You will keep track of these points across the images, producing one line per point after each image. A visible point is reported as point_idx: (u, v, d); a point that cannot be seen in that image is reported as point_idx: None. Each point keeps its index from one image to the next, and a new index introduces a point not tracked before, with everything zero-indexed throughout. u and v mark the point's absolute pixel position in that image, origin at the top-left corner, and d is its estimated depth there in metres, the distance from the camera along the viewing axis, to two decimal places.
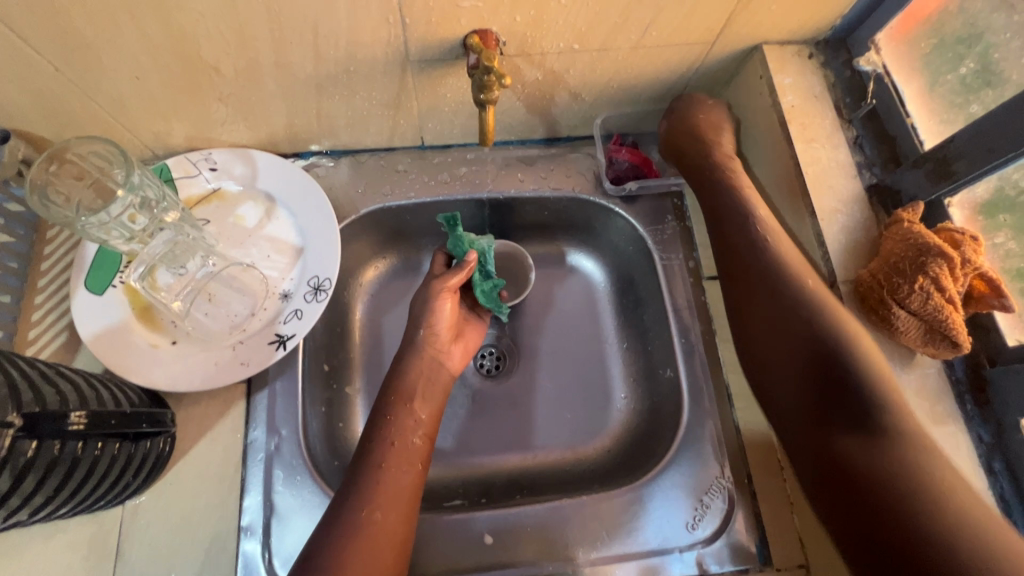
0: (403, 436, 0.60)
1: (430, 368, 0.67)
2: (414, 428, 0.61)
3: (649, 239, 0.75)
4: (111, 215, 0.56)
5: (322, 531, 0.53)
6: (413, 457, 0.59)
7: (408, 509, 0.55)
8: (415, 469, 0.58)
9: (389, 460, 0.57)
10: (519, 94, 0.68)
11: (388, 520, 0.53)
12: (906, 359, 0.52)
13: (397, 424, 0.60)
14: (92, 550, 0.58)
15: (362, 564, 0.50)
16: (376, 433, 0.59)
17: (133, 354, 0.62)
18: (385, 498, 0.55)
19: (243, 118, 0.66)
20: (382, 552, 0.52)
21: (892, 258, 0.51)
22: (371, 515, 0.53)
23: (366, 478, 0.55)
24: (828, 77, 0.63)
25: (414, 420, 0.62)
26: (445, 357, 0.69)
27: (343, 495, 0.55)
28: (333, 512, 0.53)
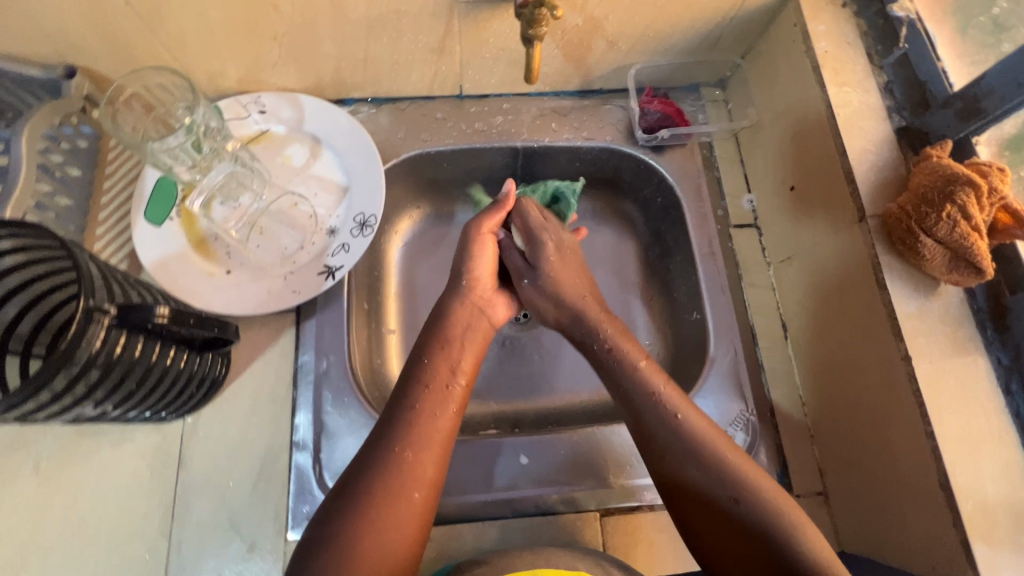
0: (442, 379, 0.59)
1: (469, 315, 0.65)
2: (453, 373, 0.60)
3: (678, 187, 0.78)
4: (177, 142, 0.59)
5: (359, 465, 0.52)
6: (451, 401, 0.58)
7: (440, 452, 0.54)
8: (452, 413, 0.57)
9: (425, 402, 0.56)
10: (558, 41, 0.70)
11: (420, 460, 0.52)
12: (931, 288, 0.55)
13: (437, 366, 0.60)
14: (155, 460, 0.62)
15: (391, 499, 0.50)
16: (415, 375, 0.58)
17: (192, 281, 0.65)
18: (416, 440, 0.53)
19: (293, 60, 0.69)
20: (411, 491, 0.51)
21: (921, 189, 0.54)
22: (401, 455, 0.52)
23: (402, 417, 0.55)
24: (861, 25, 0.65)
25: (450, 365, 0.60)
26: (485, 306, 0.67)
27: (377, 436, 0.54)
28: (367, 450, 0.53)
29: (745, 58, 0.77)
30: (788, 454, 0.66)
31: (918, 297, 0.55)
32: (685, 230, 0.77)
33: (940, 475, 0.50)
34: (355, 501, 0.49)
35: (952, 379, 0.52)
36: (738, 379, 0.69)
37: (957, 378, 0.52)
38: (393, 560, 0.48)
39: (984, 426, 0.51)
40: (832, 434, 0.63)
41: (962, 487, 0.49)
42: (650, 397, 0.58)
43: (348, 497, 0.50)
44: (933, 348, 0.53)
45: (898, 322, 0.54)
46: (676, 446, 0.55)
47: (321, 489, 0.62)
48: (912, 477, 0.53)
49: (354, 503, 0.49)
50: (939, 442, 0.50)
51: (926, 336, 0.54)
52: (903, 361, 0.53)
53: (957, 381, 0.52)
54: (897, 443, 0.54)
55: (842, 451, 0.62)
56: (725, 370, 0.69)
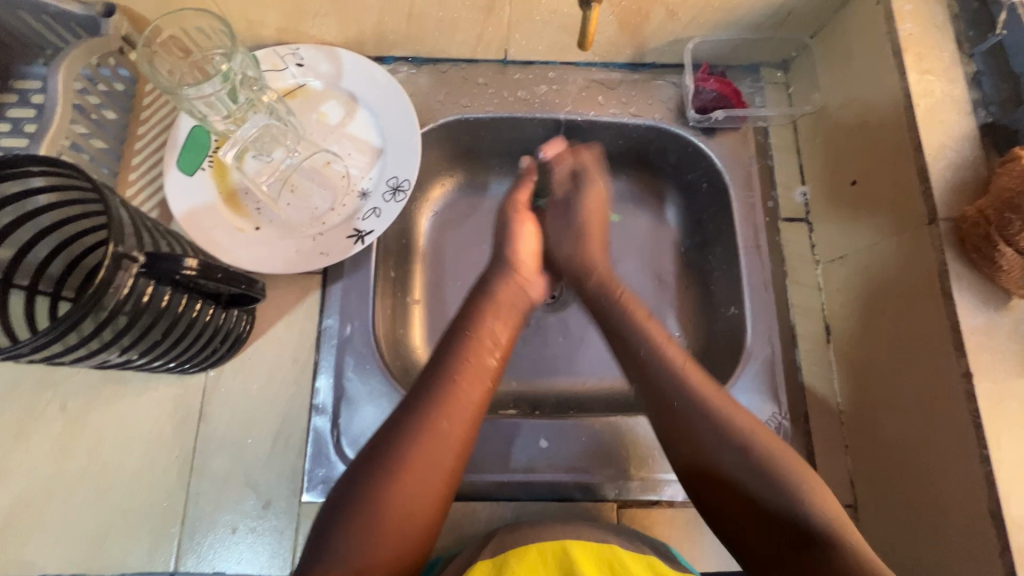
0: (478, 354, 0.57)
1: (512, 291, 0.64)
2: (490, 350, 0.58)
3: (727, 173, 0.73)
4: (211, 90, 0.57)
5: (392, 427, 0.52)
6: (483, 376, 0.56)
7: (470, 423, 0.53)
8: (484, 386, 0.56)
9: (464, 373, 0.55)
10: (614, 6, 0.66)
11: (449, 430, 0.52)
12: (1002, 302, 0.51)
13: (476, 340, 0.58)
14: (178, 410, 0.62)
15: (420, 465, 0.50)
16: (452, 349, 0.57)
17: (220, 234, 0.64)
18: (452, 410, 0.53)
19: (336, 11, 0.66)
20: (439, 459, 0.50)
21: (1006, 193, 0.49)
22: (437, 424, 0.51)
23: (436, 389, 0.54)
24: (952, 7, 0.59)
25: (489, 338, 0.59)
26: (529, 286, 0.66)
27: (412, 399, 0.53)
28: (403, 413, 0.52)
29: (815, 37, 0.71)
30: (820, 462, 0.63)
31: (986, 310, 0.51)
32: (730, 219, 0.73)
33: (992, 502, 0.47)
34: (384, 464, 0.49)
35: (1016, 402, 0.49)
36: (773, 380, 0.65)
37: (1020, 401, 0.49)
38: (416, 524, 0.48)
39: None
40: (872, 447, 0.60)
41: (1016, 518, 0.46)
42: (677, 376, 0.56)
43: (381, 459, 0.49)
44: (998, 367, 0.49)
45: (962, 336, 0.50)
46: (700, 433, 0.52)
47: (338, 454, 0.61)
48: (957, 499, 0.50)
49: (385, 469, 0.49)
50: (995, 468, 0.47)
51: (992, 354, 0.50)
52: (963, 378, 0.49)
53: (1022, 404, 0.49)
54: (945, 462, 0.51)
55: (881, 466, 0.59)
56: (761, 370, 0.66)
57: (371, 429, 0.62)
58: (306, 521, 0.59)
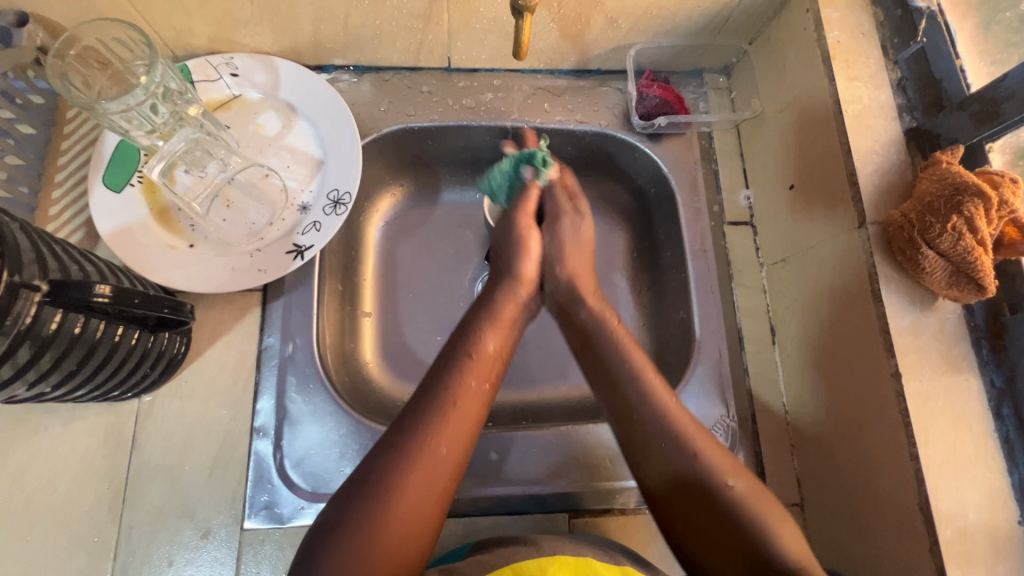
0: (479, 376, 0.56)
1: (515, 311, 0.63)
2: (487, 372, 0.57)
3: (673, 179, 0.74)
4: (133, 102, 0.54)
5: (389, 449, 0.50)
6: (481, 399, 0.55)
7: (466, 447, 0.53)
8: (483, 411, 0.55)
9: (465, 398, 0.54)
10: (554, 14, 0.65)
11: (445, 453, 0.51)
12: (928, 301, 0.52)
13: (477, 362, 0.57)
14: (108, 438, 0.59)
15: (419, 488, 0.49)
16: (450, 368, 0.56)
17: (150, 252, 0.61)
18: (452, 434, 0.52)
19: (268, 19, 0.64)
20: (439, 484, 0.50)
21: (927, 198, 0.50)
22: (436, 449, 0.50)
23: (437, 411, 0.52)
24: (877, 14, 0.61)
25: (491, 360, 0.58)
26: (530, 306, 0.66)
27: (410, 420, 0.52)
28: (400, 434, 0.51)
29: (753, 44, 0.72)
30: (767, 462, 0.64)
31: (913, 310, 0.52)
32: (677, 224, 0.74)
33: (920, 498, 0.48)
34: (379, 488, 0.48)
35: (942, 399, 0.50)
36: (720, 383, 0.66)
37: (945, 397, 0.50)
38: (410, 546, 0.47)
39: (971, 451, 0.49)
40: (815, 447, 0.61)
41: (943, 512, 0.47)
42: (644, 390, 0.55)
43: (378, 481, 0.48)
44: (925, 366, 0.51)
45: (891, 336, 0.51)
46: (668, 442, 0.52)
47: (282, 477, 0.60)
48: (891, 496, 0.51)
49: (381, 492, 0.48)
50: (923, 465, 0.48)
51: (919, 353, 0.51)
52: (893, 378, 0.51)
53: (947, 401, 0.50)
54: (879, 459, 0.52)
55: (823, 464, 0.60)
56: (708, 374, 0.66)
57: (316, 450, 0.61)
58: (249, 549, 0.58)
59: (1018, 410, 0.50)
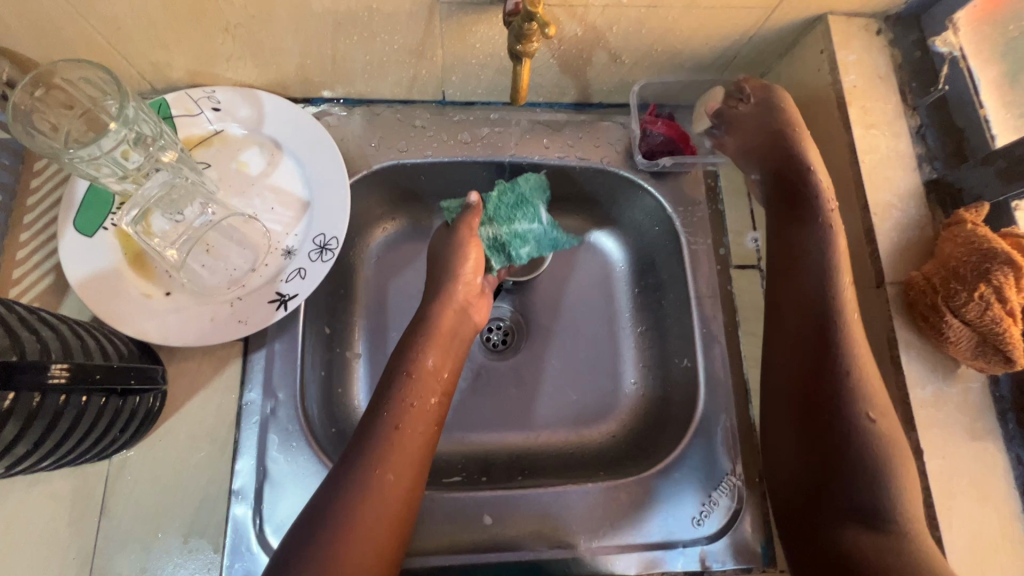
0: (421, 396, 0.55)
1: (455, 319, 0.62)
2: (432, 387, 0.57)
3: (677, 220, 0.70)
4: (103, 149, 0.51)
5: (334, 483, 0.49)
6: (425, 418, 0.54)
7: (417, 469, 0.52)
8: (429, 430, 0.54)
9: (407, 420, 0.53)
10: (554, 50, 0.62)
11: (393, 477, 0.50)
12: (950, 370, 0.49)
13: (417, 382, 0.56)
14: (75, 503, 0.55)
15: (370, 519, 0.47)
16: (392, 387, 0.55)
17: (122, 302, 0.57)
18: (397, 460, 0.51)
19: (251, 54, 0.60)
20: (390, 511, 0.49)
21: (951, 261, 0.47)
22: (381, 476, 0.49)
23: (378, 438, 0.51)
24: (895, 56, 0.58)
25: (433, 378, 0.57)
26: (472, 310, 0.64)
27: (353, 451, 0.51)
28: (344, 467, 0.50)
29: (761, 80, 0.69)
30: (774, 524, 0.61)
31: (935, 380, 0.49)
32: (681, 267, 0.70)
33: None
34: (332, 521, 0.46)
35: (965, 477, 0.47)
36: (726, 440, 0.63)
37: (969, 474, 0.47)
38: None
39: (996, 533, 0.47)
40: None
41: None
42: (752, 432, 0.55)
43: (324, 518, 0.47)
44: (948, 441, 0.48)
45: (911, 408, 0.48)
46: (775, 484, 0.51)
47: (261, 544, 0.56)
48: None
49: (330, 528, 0.46)
50: (947, 551, 0.46)
51: (941, 427, 0.48)
52: (913, 453, 0.48)
53: (971, 479, 0.47)
54: None
55: None
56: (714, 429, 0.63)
57: (298, 515, 0.57)
58: None
59: None
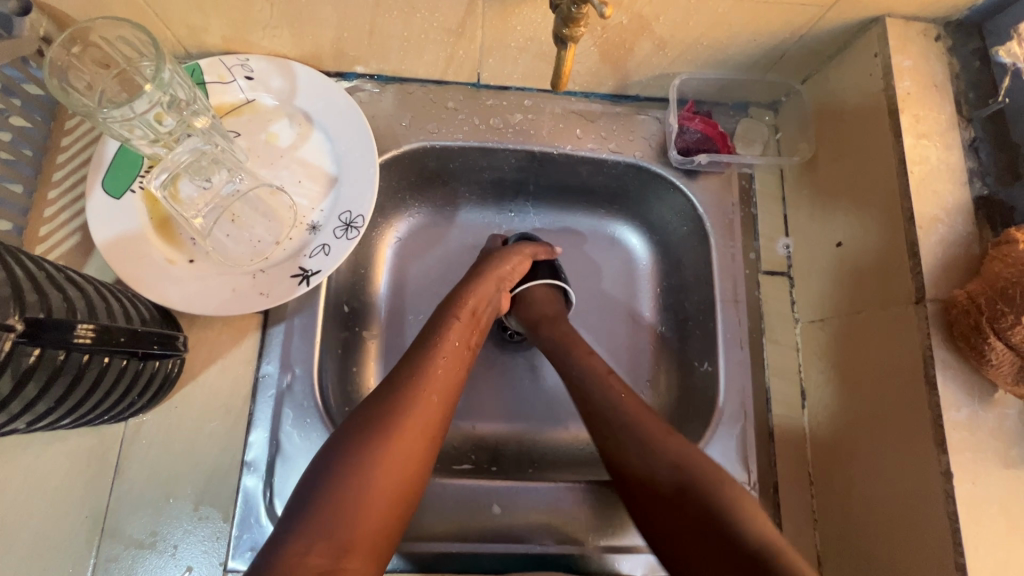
0: (462, 335, 0.59)
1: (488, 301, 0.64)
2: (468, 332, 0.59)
3: (707, 220, 0.69)
4: (136, 110, 0.50)
5: (382, 394, 0.51)
6: (463, 355, 0.57)
7: (453, 400, 0.54)
8: (465, 365, 0.57)
9: (449, 350, 0.56)
10: (597, 38, 0.60)
11: (434, 407, 0.52)
12: (987, 394, 0.48)
13: (460, 323, 0.59)
14: (90, 462, 0.56)
15: (413, 433, 0.49)
16: (433, 332, 0.57)
17: (146, 267, 0.57)
18: (441, 384, 0.53)
19: (288, 23, 0.59)
20: (430, 431, 0.51)
21: (1000, 281, 0.45)
22: (426, 397, 0.52)
23: (425, 362, 0.54)
24: (953, 65, 0.56)
25: (468, 322, 0.60)
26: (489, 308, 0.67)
27: (397, 371, 0.53)
28: (391, 384, 0.52)
29: (806, 83, 0.67)
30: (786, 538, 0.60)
31: (970, 403, 0.48)
32: (708, 269, 0.68)
33: None
34: (376, 427, 0.48)
35: (995, 505, 0.46)
36: (742, 448, 0.62)
37: (999, 502, 0.46)
38: (400, 495, 0.47)
39: None
40: (840, 525, 0.57)
41: None
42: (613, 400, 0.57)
43: (372, 420, 0.49)
44: (979, 467, 0.47)
45: (944, 431, 0.47)
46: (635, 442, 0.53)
47: (269, 518, 0.56)
48: None
49: (377, 430, 0.48)
50: None
51: (974, 452, 0.47)
52: (942, 477, 0.47)
53: (1001, 507, 0.46)
54: (920, 558, 0.48)
55: (846, 549, 0.56)
56: (730, 435, 0.62)
57: None
58: None
59: None
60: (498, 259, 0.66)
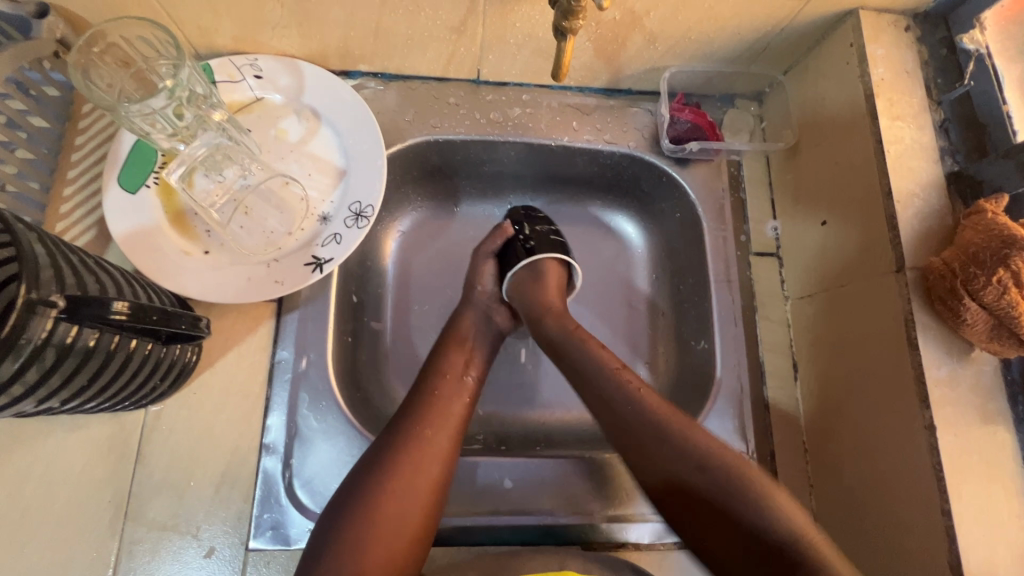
0: (456, 371, 0.62)
1: (478, 318, 0.67)
2: (465, 366, 0.63)
3: (699, 205, 0.72)
4: (156, 106, 0.52)
5: (382, 441, 0.55)
6: (462, 389, 0.60)
7: (454, 434, 0.57)
8: (464, 399, 0.60)
9: (443, 386, 0.60)
10: (591, 34, 0.64)
11: (436, 438, 0.55)
12: (963, 353, 0.52)
13: (449, 360, 0.62)
14: (112, 449, 0.57)
15: (411, 468, 0.53)
16: (427, 373, 0.61)
17: (163, 258, 0.59)
18: (436, 419, 0.57)
19: (297, 23, 0.62)
20: (431, 464, 0.54)
21: (971, 247, 0.50)
22: (422, 432, 0.55)
23: (419, 403, 0.58)
24: (922, 53, 0.60)
25: (462, 358, 0.63)
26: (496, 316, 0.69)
27: (397, 417, 0.57)
28: (391, 429, 0.56)
29: (788, 74, 0.72)
30: None
31: (949, 361, 0.51)
32: (701, 251, 0.72)
33: (952, 557, 0.47)
34: (375, 470, 0.52)
35: (975, 455, 0.50)
36: (740, 419, 0.65)
37: (978, 453, 0.50)
38: (407, 527, 0.50)
39: (1003, 509, 0.49)
40: (835, 488, 0.60)
41: (974, 570, 0.47)
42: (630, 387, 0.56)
43: (372, 468, 0.52)
44: (960, 421, 0.50)
45: (925, 387, 0.51)
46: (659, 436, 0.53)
47: (290, 497, 0.58)
48: (922, 551, 0.50)
49: (377, 474, 0.52)
50: (955, 522, 0.48)
51: (954, 406, 0.50)
52: (926, 430, 0.50)
53: (981, 457, 0.50)
54: (909, 510, 0.51)
55: (842, 508, 0.59)
56: (729, 408, 0.65)
57: (326, 470, 0.59)
58: (254, 570, 0.56)
59: None
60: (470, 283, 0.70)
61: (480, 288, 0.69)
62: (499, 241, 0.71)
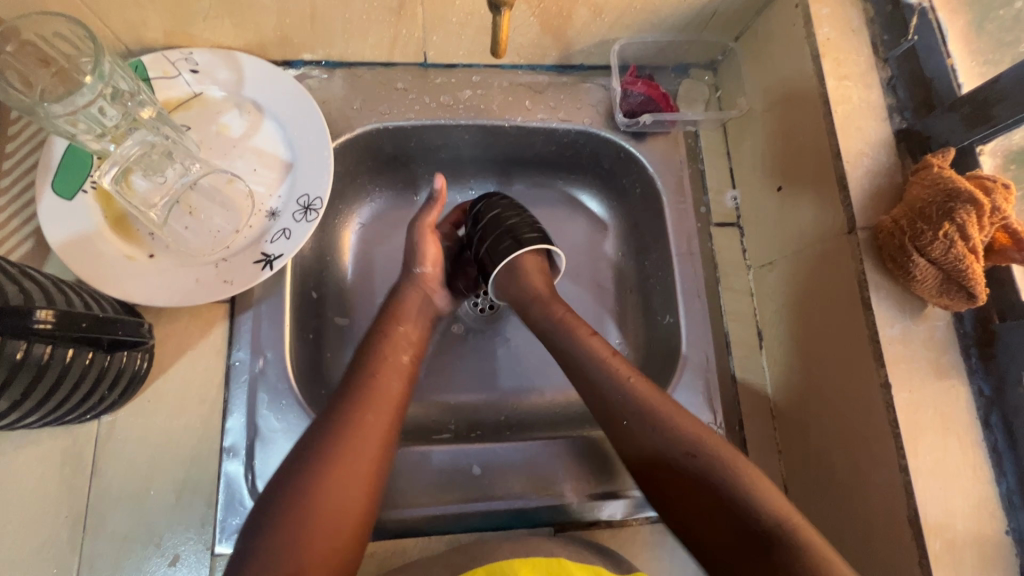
0: (393, 351, 0.60)
1: (418, 297, 0.66)
2: (404, 346, 0.61)
3: (659, 178, 0.72)
4: (79, 103, 0.51)
5: (319, 427, 0.53)
6: (400, 373, 0.59)
7: (393, 420, 0.55)
8: (403, 381, 0.59)
9: (381, 368, 0.58)
10: (534, 7, 0.62)
11: (376, 422, 0.54)
12: (917, 309, 0.52)
13: (388, 340, 0.61)
14: (65, 464, 0.55)
15: (351, 456, 0.51)
16: (371, 348, 0.60)
17: (105, 264, 0.57)
18: (376, 403, 0.55)
19: (229, 12, 0.60)
20: (371, 449, 0.52)
21: (918, 203, 0.49)
22: (363, 417, 0.53)
23: (356, 385, 0.56)
24: (867, 10, 0.60)
25: (403, 340, 0.62)
26: (436, 294, 0.68)
27: (333, 402, 0.55)
28: (328, 413, 0.54)
29: (739, 40, 0.71)
30: None
31: (903, 318, 0.52)
32: (662, 226, 0.71)
33: (909, 510, 0.48)
34: (311, 459, 0.50)
35: (931, 409, 0.50)
36: (708, 391, 0.64)
37: (934, 407, 0.50)
38: (347, 517, 0.49)
39: (960, 460, 0.49)
40: (801, 451, 0.60)
41: (933, 523, 0.47)
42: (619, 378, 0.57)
43: (308, 457, 0.50)
44: (915, 377, 0.50)
45: (881, 346, 0.51)
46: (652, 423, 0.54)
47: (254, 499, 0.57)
48: (881, 506, 0.51)
49: (313, 462, 0.50)
50: (913, 477, 0.48)
51: (908, 363, 0.51)
52: (882, 387, 0.50)
53: (936, 410, 0.50)
54: (870, 469, 0.52)
55: (811, 473, 0.59)
56: (696, 379, 0.65)
57: None
58: None
59: (1006, 418, 0.50)
60: (410, 259, 0.68)
61: (420, 271, 0.68)
62: (433, 212, 0.69)
